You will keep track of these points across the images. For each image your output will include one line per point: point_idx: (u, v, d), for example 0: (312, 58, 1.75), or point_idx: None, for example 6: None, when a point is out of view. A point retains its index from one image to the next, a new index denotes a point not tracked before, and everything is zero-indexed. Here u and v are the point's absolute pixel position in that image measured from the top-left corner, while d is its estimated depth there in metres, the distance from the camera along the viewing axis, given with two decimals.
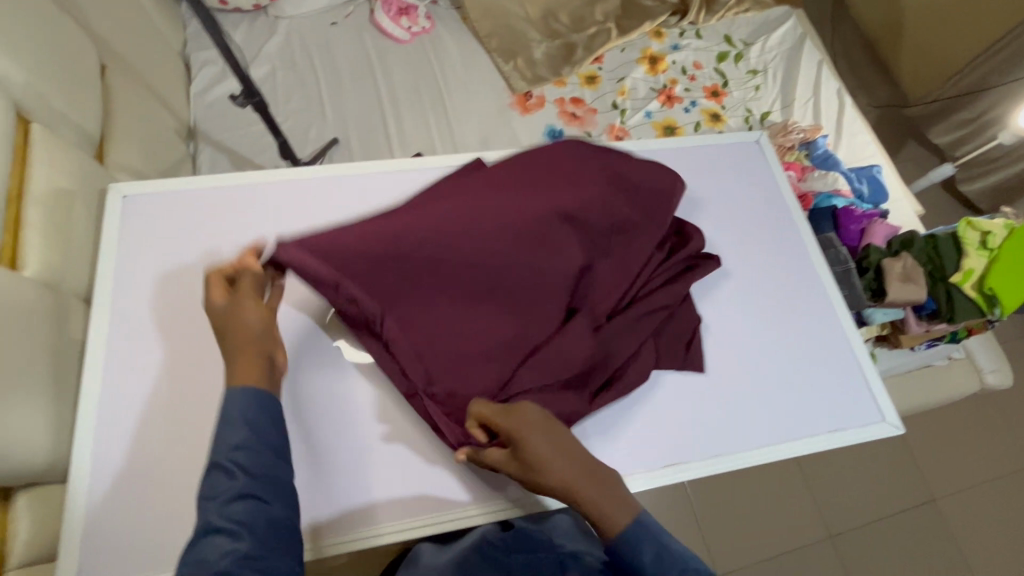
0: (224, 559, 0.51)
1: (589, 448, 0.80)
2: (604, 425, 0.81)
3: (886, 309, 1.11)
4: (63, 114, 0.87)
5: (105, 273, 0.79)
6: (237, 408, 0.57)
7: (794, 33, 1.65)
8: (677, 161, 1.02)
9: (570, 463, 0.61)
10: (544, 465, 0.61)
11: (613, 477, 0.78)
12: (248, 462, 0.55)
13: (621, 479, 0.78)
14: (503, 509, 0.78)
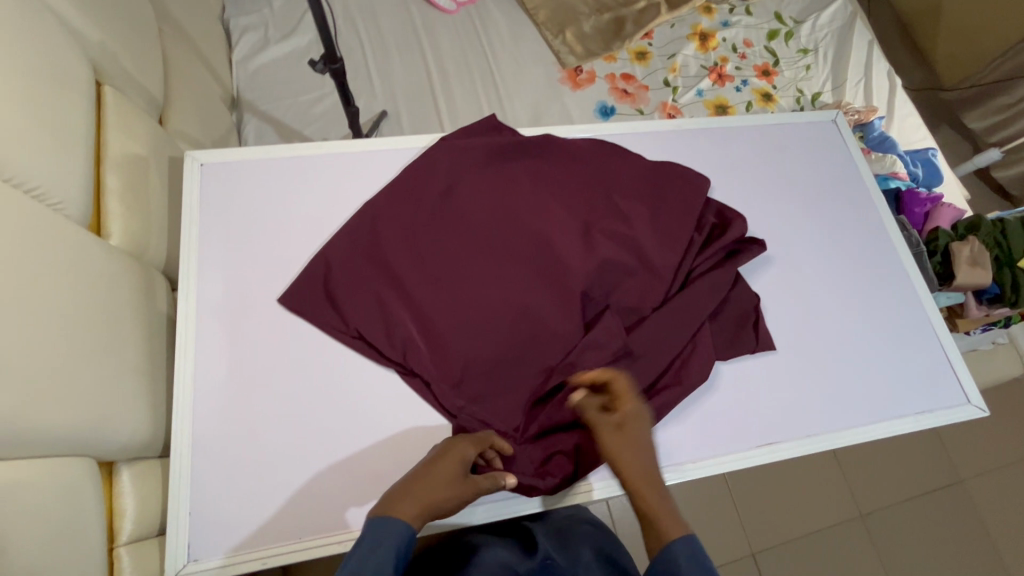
0: None
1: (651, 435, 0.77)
2: (692, 408, 0.80)
3: (950, 294, 1.13)
4: (133, 76, 0.83)
5: (189, 244, 0.77)
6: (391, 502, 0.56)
7: (845, 12, 1.62)
8: (752, 142, 1.01)
9: (642, 455, 0.63)
10: (629, 444, 0.64)
11: (700, 459, 0.77)
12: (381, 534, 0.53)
13: (709, 460, 0.77)
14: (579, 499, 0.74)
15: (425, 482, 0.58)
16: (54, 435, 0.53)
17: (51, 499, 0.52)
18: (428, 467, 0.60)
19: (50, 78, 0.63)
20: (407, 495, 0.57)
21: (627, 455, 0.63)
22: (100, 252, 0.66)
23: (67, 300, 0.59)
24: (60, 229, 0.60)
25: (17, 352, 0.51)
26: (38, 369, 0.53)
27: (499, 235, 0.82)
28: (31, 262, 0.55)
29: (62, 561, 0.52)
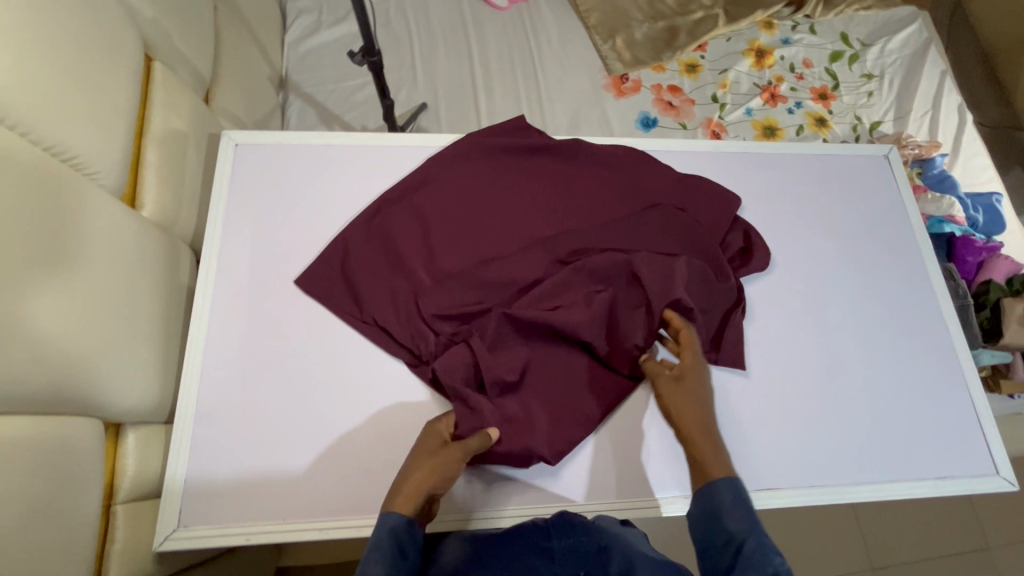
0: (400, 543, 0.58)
1: (666, 460, 0.76)
2: None
3: (995, 351, 1.04)
4: (182, 54, 0.87)
5: (215, 221, 0.80)
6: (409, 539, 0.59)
7: (918, 37, 1.52)
8: (795, 171, 0.96)
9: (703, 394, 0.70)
10: (685, 390, 0.70)
11: None
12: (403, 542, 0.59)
13: None
14: (605, 509, 0.74)
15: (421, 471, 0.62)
16: (65, 391, 0.56)
17: (55, 451, 0.55)
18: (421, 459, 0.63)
19: (98, 51, 0.66)
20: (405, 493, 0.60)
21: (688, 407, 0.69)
22: (129, 221, 0.69)
23: (94, 266, 0.62)
24: (92, 196, 0.63)
25: (42, 311, 0.54)
26: (57, 327, 0.56)
27: (513, 225, 0.82)
28: (61, 225, 0.58)
29: (60, 509, 0.55)
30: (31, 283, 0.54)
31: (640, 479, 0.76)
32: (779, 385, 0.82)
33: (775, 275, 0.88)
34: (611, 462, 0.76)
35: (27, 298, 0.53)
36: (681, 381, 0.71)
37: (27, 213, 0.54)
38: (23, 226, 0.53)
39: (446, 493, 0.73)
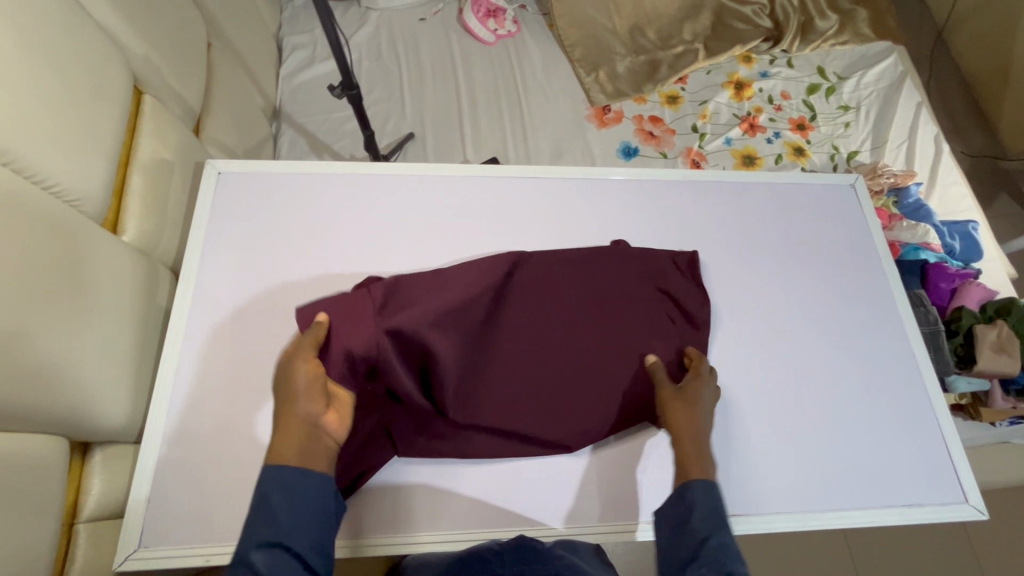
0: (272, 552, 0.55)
1: (633, 487, 0.77)
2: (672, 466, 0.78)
3: (972, 379, 1.05)
4: (173, 88, 0.92)
5: (195, 246, 0.83)
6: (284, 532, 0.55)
7: (894, 70, 1.56)
8: (763, 201, 0.98)
9: (705, 425, 0.71)
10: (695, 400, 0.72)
11: None
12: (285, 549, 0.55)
13: None
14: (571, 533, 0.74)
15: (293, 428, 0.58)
16: (43, 411, 0.59)
17: (18, 468, 0.57)
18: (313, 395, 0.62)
19: (87, 86, 0.71)
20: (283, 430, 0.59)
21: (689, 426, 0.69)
22: (108, 246, 0.72)
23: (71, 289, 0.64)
24: (72, 221, 0.67)
25: (21, 326, 0.57)
26: (33, 346, 0.58)
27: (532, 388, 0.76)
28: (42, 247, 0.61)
29: (18, 529, 0.56)
30: (34, 322, 0.58)
31: (605, 504, 0.76)
32: (746, 413, 0.82)
33: (742, 302, 0.90)
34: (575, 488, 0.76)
35: (31, 335, 0.58)
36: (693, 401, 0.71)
37: (28, 255, 0.59)
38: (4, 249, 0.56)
39: (396, 519, 0.73)
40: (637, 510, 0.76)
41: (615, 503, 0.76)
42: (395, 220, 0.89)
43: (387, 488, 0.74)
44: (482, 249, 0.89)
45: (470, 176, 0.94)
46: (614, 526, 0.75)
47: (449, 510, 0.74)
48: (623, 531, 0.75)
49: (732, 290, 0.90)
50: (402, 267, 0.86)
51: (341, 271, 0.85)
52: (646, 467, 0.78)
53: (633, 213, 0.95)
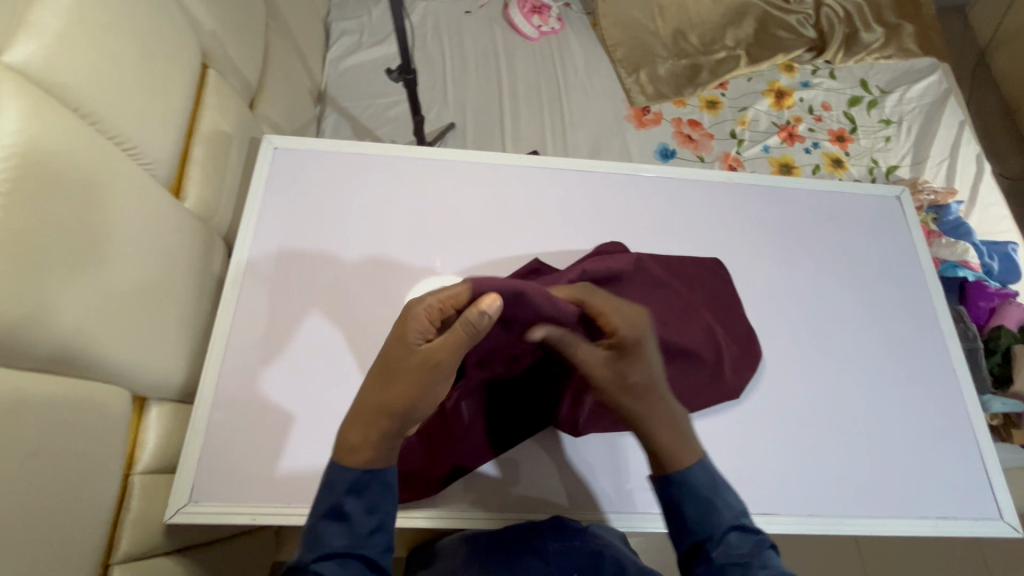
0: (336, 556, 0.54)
1: None
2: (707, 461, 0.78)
3: (1007, 400, 1.04)
4: (235, 64, 0.94)
5: (250, 218, 0.85)
6: (348, 521, 0.55)
7: (938, 87, 1.54)
8: (806, 207, 0.98)
9: (660, 395, 0.63)
10: (633, 369, 0.62)
11: None
12: (353, 535, 0.55)
13: None
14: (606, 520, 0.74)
15: (411, 394, 0.55)
16: (92, 361, 0.59)
17: (86, 415, 0.59)
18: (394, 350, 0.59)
19: (163, 55, 0.73)
20: (388, 383, 0.55)
21: (639, 401, 0.62)
22: (171, 212, 0.74)
23: (115, 257, 0.63)
24: (119, 188, 0.64)
25: (61, 301, 0.55)
26: (86, 295, 0.58)
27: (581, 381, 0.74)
28: (82, 219, 0.58)
29: (81, 475, 0.58)
30: (87, 268, 0.59)
31: (638, 495, 0.75)
32: (783, 417, 0.82)
33: (781, 306, 0.90)
34: (609, 476, 0.76)
35: (84, 282, 0.58)
36: (629, 367, 0.62)
37: (90, 205, 0.59)
38: (48, 219, 0.54)
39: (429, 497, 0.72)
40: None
41: (650, 493, 0.75)
42: (442, 204, 0.91)
43: None
44: (526, 237, 0.90)
45: (517, 165, 0.96)
46: (653, 515, 0.74)
47: (484, 491, 0.73)
48: (658, 523, 0.74)
49: (772, 294, 0.91)
50: (439, 251, 0.87)
51: (389, 250, 0.87)
52: None
53: (676, 211, 0.95)
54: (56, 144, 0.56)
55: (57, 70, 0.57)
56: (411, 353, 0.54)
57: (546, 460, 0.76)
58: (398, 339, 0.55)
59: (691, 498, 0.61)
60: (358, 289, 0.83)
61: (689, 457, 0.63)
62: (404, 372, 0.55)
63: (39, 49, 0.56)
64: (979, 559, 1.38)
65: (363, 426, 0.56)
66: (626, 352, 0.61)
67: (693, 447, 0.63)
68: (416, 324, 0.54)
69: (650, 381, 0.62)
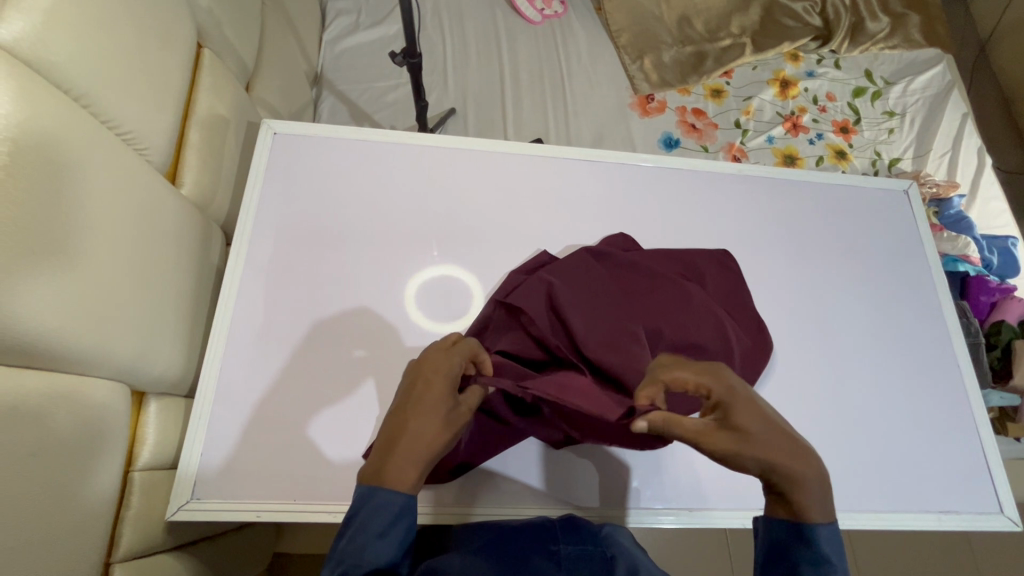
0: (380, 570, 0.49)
1: (665, 475, 0.78)
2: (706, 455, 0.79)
3: (1004, 394, 1.07)
4: (231, 43, 0.90)
5: (249, 206, 0.82)
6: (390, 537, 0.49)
7: (942, 78, 1.53)
8: (814, 200, 0.98)
9: (777, 428, 0.51)
10: (745, 419, 0.51)
11: (717, 508, 0.77)
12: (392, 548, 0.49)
13: (719, 511, 0.77)
14: (608, 513, 0.75)
15: (439, 432, 0.51)
16: (86, 356, 0.57)
17: (83, 411, 0.56)
18: (414, 382, 0.54)
19: (157, 34, 0.70)
20: (412, 424, 0.51)
21: (763, 450, 0.50)
22: (168, 199, 0.71)
23: (104, 249, 0.59)
24: (102, 173, 0.60)
25: (45, 298, 0.51)
26: (76, 288, 0.55)
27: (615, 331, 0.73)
28: (56, 211, 0.53)
29: (78, 476, 0.56)
30: (78, 259, 0.55)
31: (637, 489, 0.77)
32: (791, 414, 0.81)
33: (789, 300, 0.89)
34: (609, 470, 0.77)
35: (76, 275, 0.55)
36: (736, 414, 0.51)
37: (84, 192, 0.57)
38: (25, 213, 0.49)
39: (436, 492, 0.73)
40: (673, 497, 0.77)
41: (649, 488, 0.77)
42: (447, 193, 0.89)
43: None
44: (534, 228, 0.89)
45: (524, 154, 0.93)
46: (651, 510, 0.76)
47: (490, 483, 0.74)
48: (655, 518, 0.75)
49: (780, 288, 0.90)
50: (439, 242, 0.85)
51: (394, 240, 0.85)
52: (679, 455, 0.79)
53: (685, 203, 0.94)
54: (46, 127, 0.53)
55: (47, 48, 0.54)
56: (448, 389, 0.54)
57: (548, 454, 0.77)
58: (428, 376, 0.54)
59: (810, 559, 0.50)
60: (362, 279, 0.82)
61: (820, 514, 0.50)
62: (437, 410, 0.52)
63: (27, 26, 0.52)
64: (964, 549, 1.41)
65: (391, 462, 0.50)
66: (724, 402, 0.52)
67: (826, 504, 0.51)
68: (449, 364, 0.55)
69: (768, 426, 0.51)
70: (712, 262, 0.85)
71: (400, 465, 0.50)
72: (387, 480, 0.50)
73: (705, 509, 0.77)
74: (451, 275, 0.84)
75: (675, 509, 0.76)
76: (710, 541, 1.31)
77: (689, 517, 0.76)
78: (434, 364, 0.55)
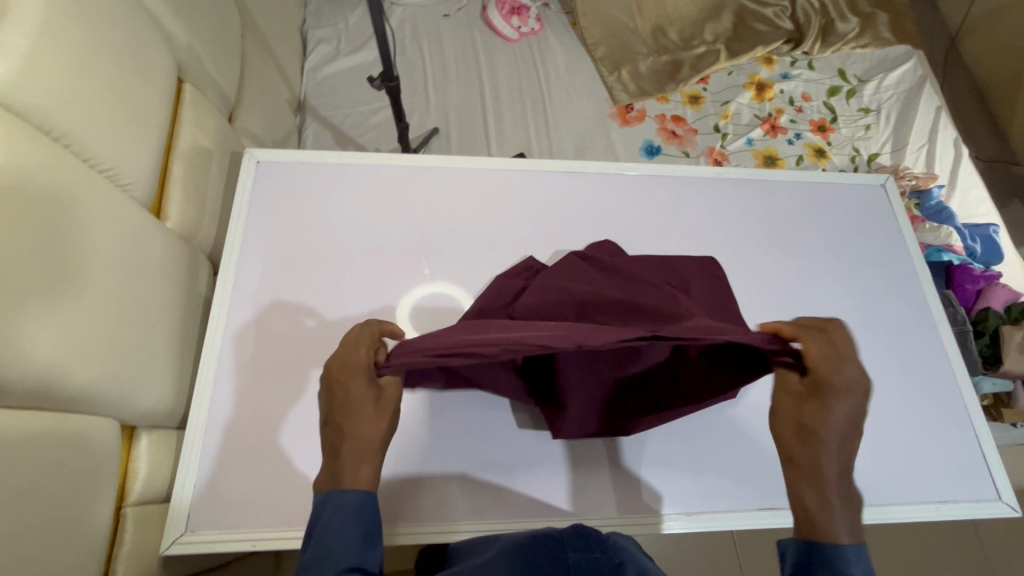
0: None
1: (667, 481, 0.78)
2: (707, 459, 0.79)
3: (996, 380, 1.07)
4: (211, 77, 0.92)
5: (235, 235, 0.83)
6: (355, 532, 0.50)
7: (914, 74, 1.57)
8: (794, 198, 0.99)
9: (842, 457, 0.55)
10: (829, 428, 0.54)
11: (722, 511, 0.77)
12: (363, 545, 0.49)
13: (725, 515, 0.77)
14: (610, 521, 0.75)
15: (374, 420, 0.55)
16: (77, 393, 0.57)
17: (72, 447, 0.57)
18: (332, 392, 0.57)
19: (137, 72, 0.71)
20: (346, 429, 0.54)
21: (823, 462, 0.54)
22: (153, 232, 0.72)
23: (91, 285, 0.60)
24: (87, 211, 0.60)
25: (32, 338, 0.51)
26: (65, 326, 0.55)
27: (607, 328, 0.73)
28: (43, 249, 0.53)
29: (69, 514, 0.55)
30: (66, 299, 0.56)
31: (642, 497, 0.76)
32: None
33: (773, 298, 0.90)
34: (611, 478, 0.77)
35: (63, 314, 0.55)
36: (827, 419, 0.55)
37: (70, 231, 0.57)
38: (11, 254, 0.50)
39: (438, 509, 0.73)
40: (680, 502, 0.77)
41: (650, 497, 0.77)
42: (430, 211, 0.90)
43: (425, 482, 0.74)
44: (517, 241, 0.90)
45: (505, 169, 0.94)
46: (659, 517, 0.75)
47: (491, 497, 0.74)
48: (658, 525, 0.75)
49: (766, 287, 0.91)
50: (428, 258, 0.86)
51: (381, 262, 0.85)
52: (678, 463, 0.79)
53: (667, 209, 0.95)
54: (27, 168, 0.53)
55: (25, 92, 0.55)
56: (368, 383, 0.56)
57: (548, 464, 0.77)
58: (343, 379, 0.56)
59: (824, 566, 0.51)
60: (349, 302, 0.82)
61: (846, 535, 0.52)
62: (363, 407, 0.55)
63: (6, 72, 0.53)
64: (973, 541, 1.40)
65: (341, 467, 0.53)
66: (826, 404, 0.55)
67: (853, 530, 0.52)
68: (358, 360, 0.57)
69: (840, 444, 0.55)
70: (698, 266, 0.86)
71: (351, 466, 0.53)
72: (346, 482, 0.53)
73: (707, 512, 0.77)
74: (439, 291, 0.84)
75: (680, 514, 0.76)
76: (718, 549, 1.30)
77: (693, 521, 0.76)
78: (343, 363, 0.57)
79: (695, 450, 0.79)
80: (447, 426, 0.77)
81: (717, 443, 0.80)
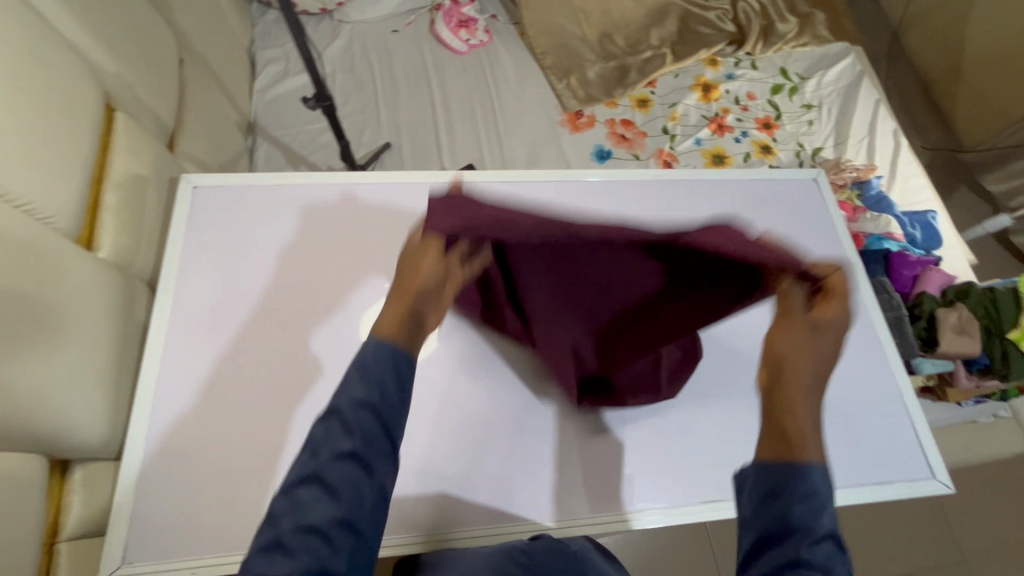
0: (336, 483, 0.46)
1: (640, 477, 0.78)
2: (671, 453, 0.80)
3: (936, 360, 1.10)
4: (145, 103, 0.92)
5: (172, 262, 0.83)
6: (359, 408, 0.49)
7: (853, 69, 1.62)
8: (730, 196, 1.02)
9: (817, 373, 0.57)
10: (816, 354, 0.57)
11: (693, 504, 0.77)
12: (362, 434, 0.48)
13: (696, 508, 0.77)
14: (583, 524, 0.75)
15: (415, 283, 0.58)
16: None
17: None
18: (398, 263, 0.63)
19: (60, 103, 0.71)
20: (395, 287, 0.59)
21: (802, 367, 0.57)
22: (83, 261, 0.72)
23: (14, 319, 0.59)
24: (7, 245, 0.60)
25: None
26: None
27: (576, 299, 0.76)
28: None
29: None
30: None
31: (613, 495, 0.77)
32: (727, 408, 0.83)
33: None
34: (584, 477, 0.77)
35: None
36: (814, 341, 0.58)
37: None
38: None
39: (409, 521, 0.73)
40: (659, 496, 0.77)
41: (617, 494, 0.77)
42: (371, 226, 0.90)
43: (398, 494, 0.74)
44: None
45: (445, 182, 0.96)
46: (640, 511, 0.76)
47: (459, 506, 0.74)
48: (632, 522, 0.76)
49: None
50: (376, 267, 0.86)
51: (321, 279, 0.85)
52: (643, 459, 0.79)
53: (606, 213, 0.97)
54: None
55: None
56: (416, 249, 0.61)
57: (521, 467, 0.77)
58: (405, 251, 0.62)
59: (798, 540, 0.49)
60: (290, 321, 0.82)
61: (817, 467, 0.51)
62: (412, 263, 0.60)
63: None
64: (933, 520, 1.43)
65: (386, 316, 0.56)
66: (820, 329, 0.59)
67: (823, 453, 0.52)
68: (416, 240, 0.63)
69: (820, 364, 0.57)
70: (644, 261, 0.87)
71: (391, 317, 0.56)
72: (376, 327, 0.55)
73: (679, 507, 0.77)
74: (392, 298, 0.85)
75: (654, 509, 0.76)
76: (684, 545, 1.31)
77: (667, 515, 0.76)
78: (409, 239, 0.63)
79: (655, 446, 0.80)
80: (420, 434, 0.77)
81: (680, 436, 0.81)
